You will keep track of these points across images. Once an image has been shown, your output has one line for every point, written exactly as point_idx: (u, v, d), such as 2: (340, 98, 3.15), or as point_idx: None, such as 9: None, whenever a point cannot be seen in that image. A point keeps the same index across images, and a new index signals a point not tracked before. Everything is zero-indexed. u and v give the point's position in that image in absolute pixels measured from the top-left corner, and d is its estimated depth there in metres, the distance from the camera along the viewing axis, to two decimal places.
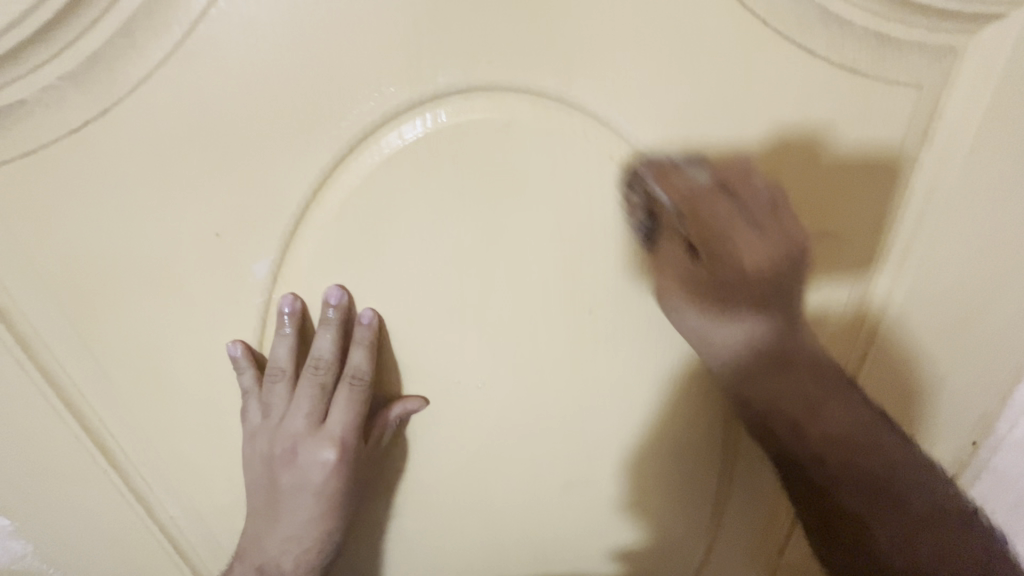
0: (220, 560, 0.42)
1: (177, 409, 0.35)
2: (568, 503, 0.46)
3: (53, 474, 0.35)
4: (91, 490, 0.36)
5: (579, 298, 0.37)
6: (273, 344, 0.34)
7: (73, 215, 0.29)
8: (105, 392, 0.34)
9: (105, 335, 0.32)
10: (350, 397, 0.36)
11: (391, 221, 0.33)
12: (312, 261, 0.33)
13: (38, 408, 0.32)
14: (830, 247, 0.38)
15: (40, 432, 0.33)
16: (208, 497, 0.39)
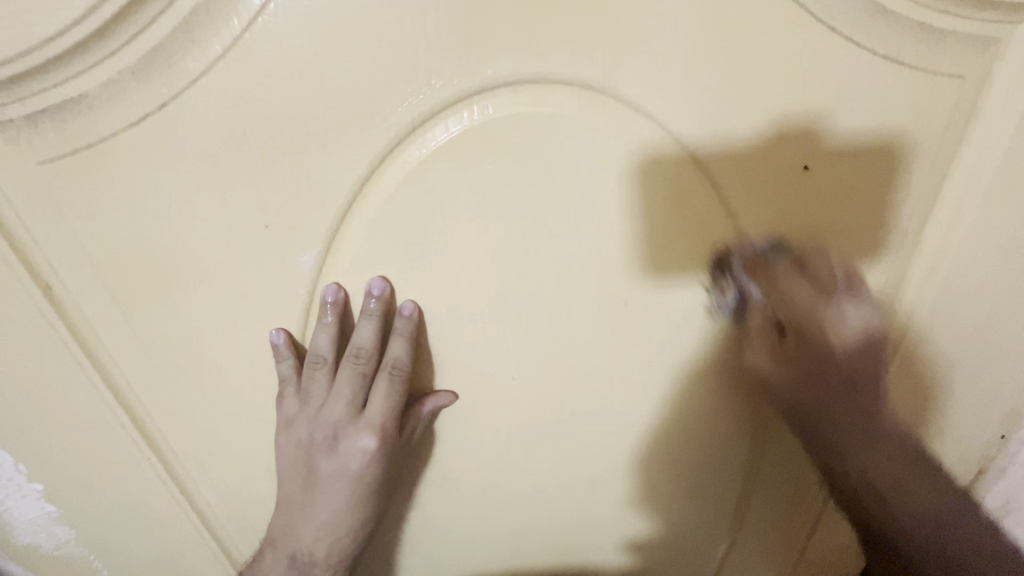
0: (250, 539, 0.46)
1: (225, 387, 0.38)
2: (598, 500, 0.45)
3: (98, 458, 0.39)
4: (130, 474, 0.40)
5: (618, 292, 0.36)
6: (315, 333, 0.35)
7: (132, 204, 0.31)
8: (164, 366, 0.36)
9: (162, 315, 0.34)
10: (389, 387, 0.36)
11: (435, 214, 0.33)
12: (357, 253, 0.33)
13: (89, 394, 0.36)
14: (852, 236, 0.36)
15: (90, 418, 0.37)
16: (242, 477, 0.42)
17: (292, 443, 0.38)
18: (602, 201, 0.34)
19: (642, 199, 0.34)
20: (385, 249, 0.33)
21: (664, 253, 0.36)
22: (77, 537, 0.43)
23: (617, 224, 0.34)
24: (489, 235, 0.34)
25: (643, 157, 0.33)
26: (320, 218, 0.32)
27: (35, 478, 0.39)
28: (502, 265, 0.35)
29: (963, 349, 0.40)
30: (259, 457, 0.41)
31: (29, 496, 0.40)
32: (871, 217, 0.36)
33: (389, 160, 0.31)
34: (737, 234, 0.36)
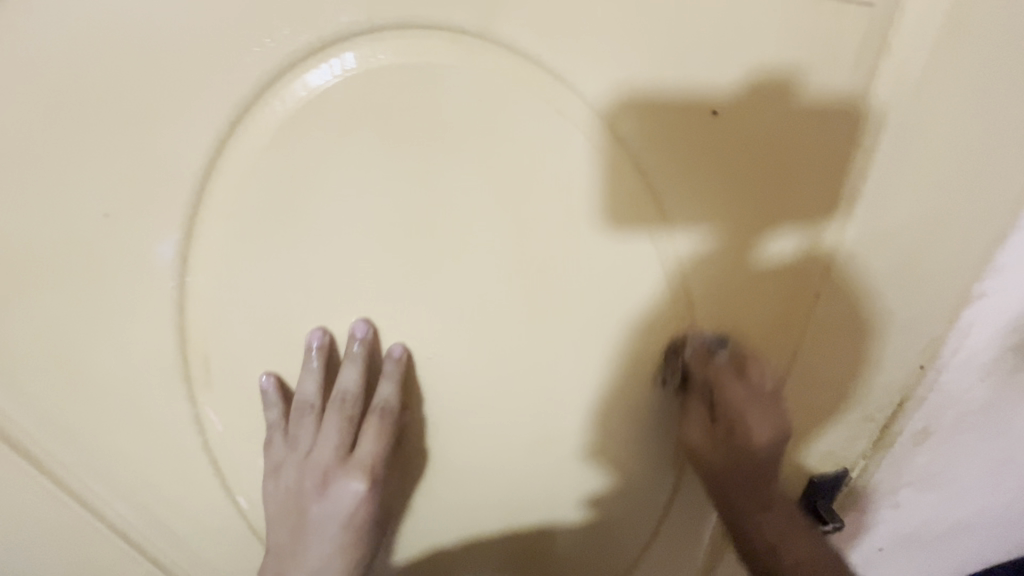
0: (173, 540, 0.43)
1: (104, 396, 0.34)
2: (534, 462, 0.44)
3: None
4: (21, 485, 0.37)
5: (524, 258, 0.34)
6: (303, 379, 0.36)
7: None
8: (18, 372, 0.32)
9: (12, 324, 0.30)
10: (379, 428, 0.37)
11: (308, 186, 0.29)
12: (225, 236, 0.30)
13: None
14: (783, 197, 0.35)
15: None
16: (151, 482, 0.39)
17: (283, 488, 0.40)
18: (492, 159, 0.30)
19: (543, 156, 0.31)
20: (250, 228, 0.30)
21: (576, 212, 0.33)
22: None
23: (512, 183, 0.31)
24: (368, 204, 0.30)
25: (536, 108, 0.30)
26: (168, 194, 0.28)
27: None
28: (388, 238, 0.31)
29: (886, 313, 0.38)
30: (157, 459, 0.38)
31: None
32: (794, 171, 0.34)
33: (239, 125, 0.27)
34: (650, 188, 0.33)
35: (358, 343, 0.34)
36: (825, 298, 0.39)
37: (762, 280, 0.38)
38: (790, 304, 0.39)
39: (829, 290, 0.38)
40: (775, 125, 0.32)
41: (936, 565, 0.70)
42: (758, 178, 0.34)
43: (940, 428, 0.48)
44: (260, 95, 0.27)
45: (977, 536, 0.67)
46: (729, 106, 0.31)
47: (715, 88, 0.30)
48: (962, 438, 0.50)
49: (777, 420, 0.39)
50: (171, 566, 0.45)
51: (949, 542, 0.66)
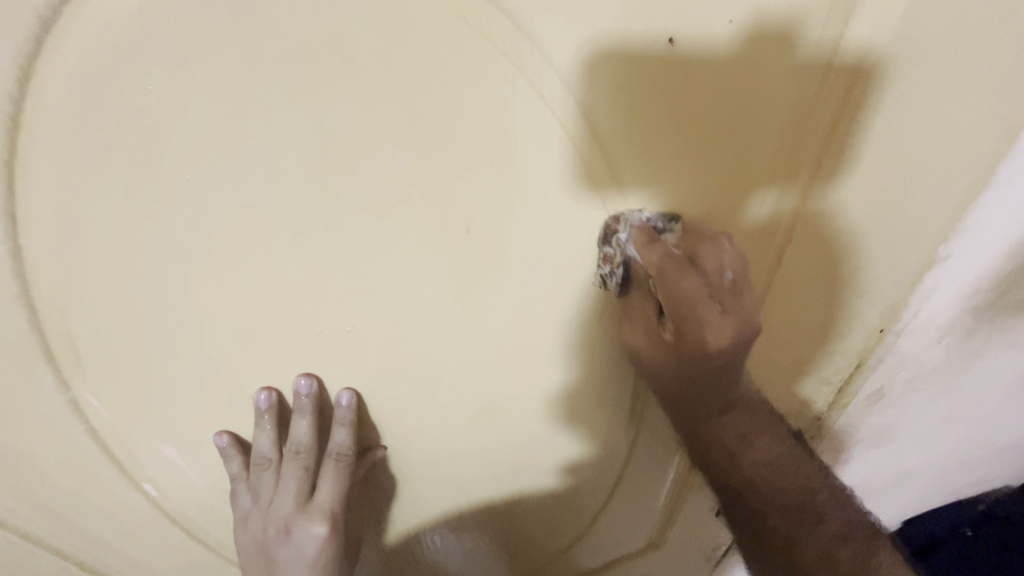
0: (84, 538, 0.40)
1: None
2: (479, 434, 0.42)
3: None
4: None
5: (448, 221, 0.30)
6: (257, 437, 0.38)
7: None
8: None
9: None
10: (336, 472, 0.41)
11: (164, 131, 0.25)
12: (63, 194, 0.25)
13: None
14: (747, 155, 0.30)
15: None
16: (39, 483, 0.35)
17: (250, 534, 0.43)
18: (397, 107, 0.26)
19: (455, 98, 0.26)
20: (106, 185, 0.25)
21: (506, 170, 0.29)
22: None
23: (426, 136, 0.27)
24: (256, 154, 0.26)
25: (438, 37, 0.25)
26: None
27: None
28: (283, 197, 0.27)
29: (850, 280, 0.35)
30: (37, 456, 0.34)
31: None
32: (767, 132, 0.29)
33: (47, 49, 0.22)
34: (595, 140, 0.29)
35: (306, 398, 0.35)
36: (787, 264, 0.35)
37: (731, 252, 0.34)
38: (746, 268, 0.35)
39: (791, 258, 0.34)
40: (752, 81, 0.27)
41: (877, 510, 0.72)
42: (729, 141, 0.30)
43: (890, 392, 0.47)
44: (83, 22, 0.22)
45: (919, 484, 0.69)
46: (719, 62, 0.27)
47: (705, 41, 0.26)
48: (913, 402, 0.50)
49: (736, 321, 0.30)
50: (80, 559, 0.42)
51: (892, 491, 0.68)
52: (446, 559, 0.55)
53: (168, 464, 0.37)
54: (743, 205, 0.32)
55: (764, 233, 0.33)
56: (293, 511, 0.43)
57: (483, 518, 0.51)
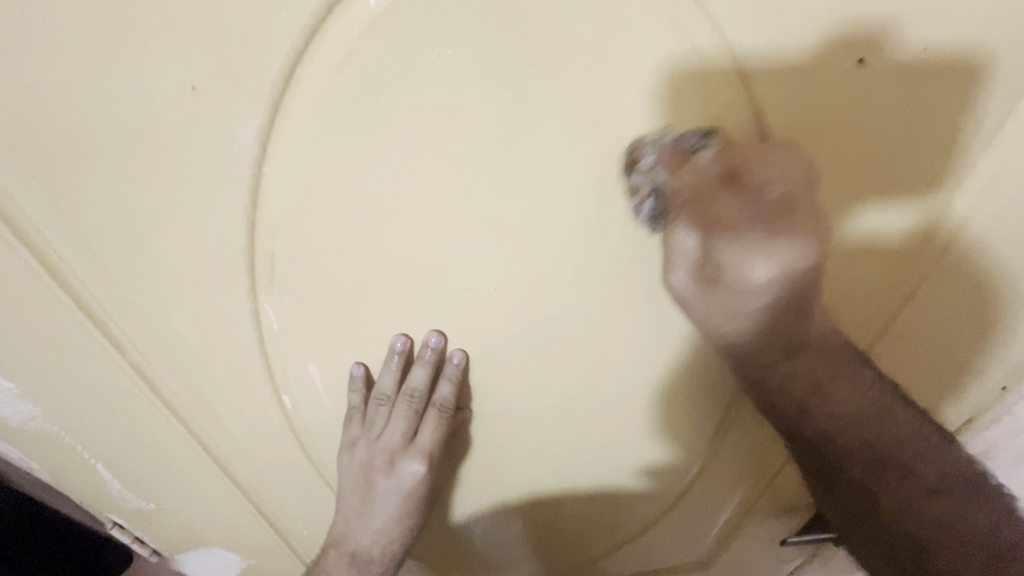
0: (224, 432, 0.46)
1: (171, 286, 0.35)
2: (573, 417, 0.44)
3: (51, 346, 0.37)
4: (83, 361, 0.38)
5: (609, 203, 0.33)
6: (382, 374, 0.43)
7: (44, 61, 0.26)
8: (102, 255, 0.33)
9: (93, 202, 0.30)
10: (437, 421, 0.45)
11: (398, 92, 0.29)
12: (304, 134, 0.29)
13: (33, 285, 0.33)
14: (876, 173, 0.32)
15: (37, 306, 0.35)
16: (205, 375, 0.41)
17: (356, 461, 0.49)
18: (594, 100, 0.30)
19: (644, 94, 0.29)
20: (339, 137, 0.30)
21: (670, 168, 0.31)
22: (44, 415, 0.43)
23: (608, 128, 0.30)
24: (462, 122, 0.30)
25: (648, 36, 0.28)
26: (260, 85, 0.27)
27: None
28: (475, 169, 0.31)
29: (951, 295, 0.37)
30: (215, 350, 0.39)
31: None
32: (873, 159, 0.31)
33: (333, 10, 0.26)
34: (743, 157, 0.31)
35: (432, 349, 0.40)
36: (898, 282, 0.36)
37: (851, 266, 0.36)
38: (855, 286, 0.37)
39: (903, 277, 0.36)
40: (872, 103, 0.29)
41: None
42: (859, 160, 0.31)
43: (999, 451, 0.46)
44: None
45: None
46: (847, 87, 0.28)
47: (826, 68, 0.28)
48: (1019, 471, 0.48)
49: (792, 242, 0.28)
50: (214, 450, 0.48)
51: None
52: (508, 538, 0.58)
53: (313, 378, 0.42)
54: (840, 227, 0.34)
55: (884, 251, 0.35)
56: (398, 447, 0.49)
57: (554, 504, 0.54)
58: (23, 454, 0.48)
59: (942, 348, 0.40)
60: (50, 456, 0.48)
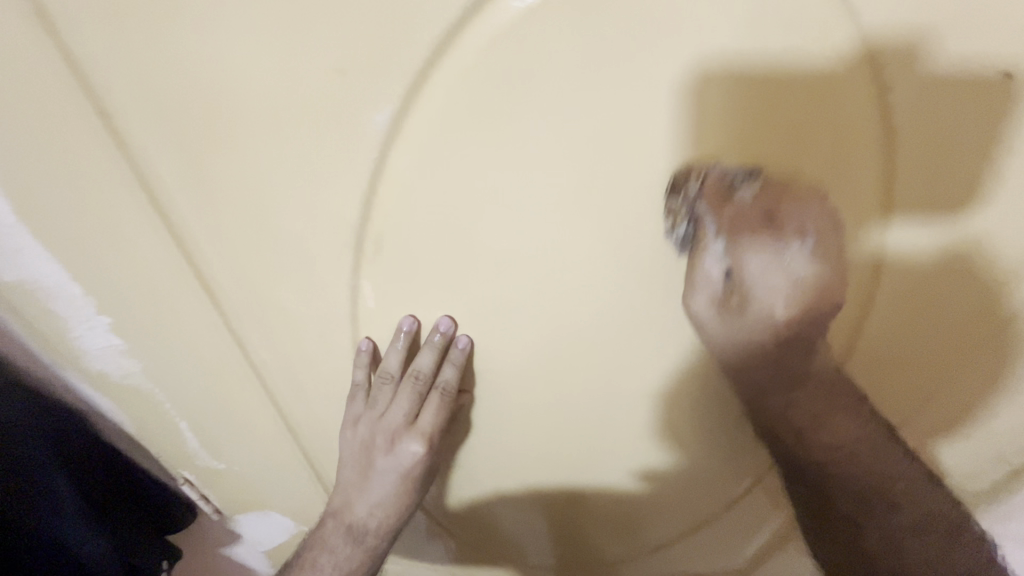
0: (302, 399, 0.49)
1: (279, 255, 0.37)
2: (630, 399, 0.47)
3: (162, 303, 0.40)
4: (188, 320, 0.41)
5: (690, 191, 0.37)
6: (389, 354, 0.46)
7: (208, 36, 0.28)
8: (225, 227, 0.35)
9: (223, 170, 0.33)
10: (438, 404, 0.48)
11: (522, 81, 0.32)
12: (432, 118, 0.32)
13: (157, 243, 0.36)
14: (874, 186, 0.40)
15: (156, 264, 0.37)
16: (294, 344, 0.43)
17: (357, 437, 0.52)
18: (684, 95, 0.34)
19: (725, 90, 0.35)
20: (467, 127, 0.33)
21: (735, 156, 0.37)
22: (142, 370, 0.46)
23: (694, 120, 0.35)
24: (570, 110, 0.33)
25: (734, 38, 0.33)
26: (401, 72, 0.30)
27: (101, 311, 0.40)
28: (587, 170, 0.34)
29: (927, 289, 0.46)
30: (307, 320, 0.41)
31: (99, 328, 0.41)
32: (919, 162, 0.39)
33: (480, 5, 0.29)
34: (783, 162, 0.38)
35: (442, 332, 0.43)
36: (887, 277, 0.45)
37: (850, 263, 0.43)
38: (855, 280, 0.44)
39: (890, 273, 0.44)
40: (880, 124, 0.37)
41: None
42: (861, 173, 0.39)
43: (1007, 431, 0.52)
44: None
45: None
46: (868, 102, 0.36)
47: (855, 83, 0.35)
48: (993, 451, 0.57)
49: (812, 263, 0.38)
50: (289, 416, 0.50)
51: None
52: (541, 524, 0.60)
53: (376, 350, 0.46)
54: (843, 227, 0.41)
55: (875, 252, 0.43)
56: (399, 428, 0.52)
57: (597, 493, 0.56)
58: (116, 407, 0.51)
59: (916, 337, 0.49)
60: (139, 411, 0.51)
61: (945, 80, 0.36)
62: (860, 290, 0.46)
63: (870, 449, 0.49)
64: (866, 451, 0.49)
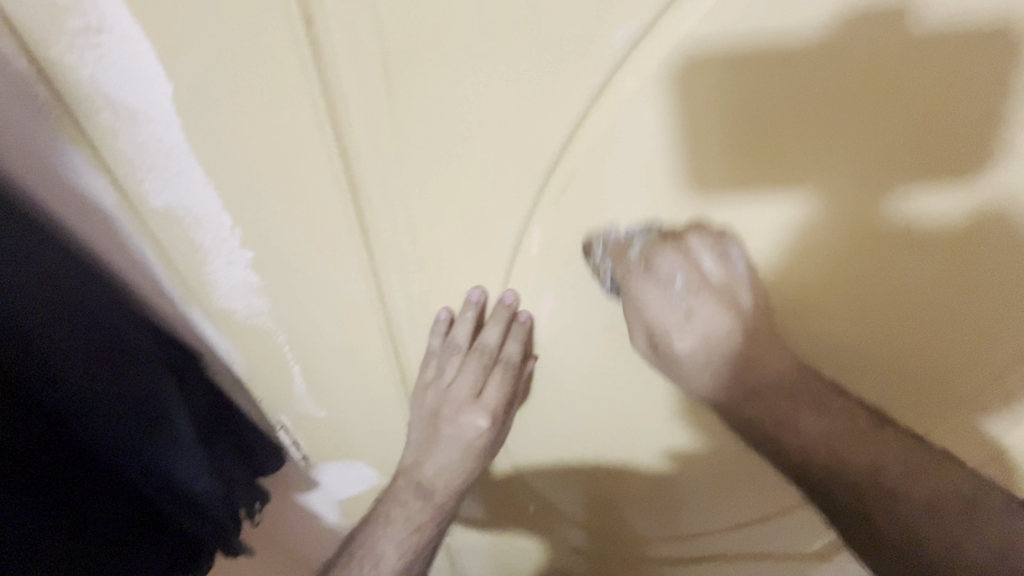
0: (383, 334, 0.66)
1: (366, 224, 0.53)
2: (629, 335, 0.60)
3: (269, 255, 0.57)
4: (290, 270, 0.58)
5: (742, 160, 0.45)
6: (458, 328, 0.64)
7: (412, 76, 0.42)
8: (392, 203, 0.51)
9: (385, 164, 0.48)
10: (502, 377, 0.66)
11: (554, 82, 0.42)
12: (533, 122, 0.44)
13: (322, 219, 0.53)
14: (907, 159, 0.42)
15: (295, 228, 0.54)
16: (373, 297, 0.61)
17: (429, 400, 0.71)
18: (688, 91, 0.42)
19: (803, 68, 0.39)
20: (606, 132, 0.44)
21: (790, 135, 0.43)
22: (267, 309, 0.63)
23: (776, 104, 0.41)
24: (581, 101, 0.42)
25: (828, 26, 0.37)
26: (535, 90, 0.42)
27: (244, 250, 0.57)
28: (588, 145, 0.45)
29: (935, 276, 0.48)
30: (383, 274, 0.58)
31: (238, 262, 0.58)
32: (943, 120, 0.40)
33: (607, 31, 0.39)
34: (801, 150, 0.43)
35: (508, 304, 0.59)
36: (889, 260, 0.47)
37: (854, 256, 0.48)
38: (896, 272, 0.48)
39: (898, 258, 0.47)
40: (886, 88, 0.39)
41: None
42: (920, 138, 0.41)
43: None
44: (638, 21, 0.38)
45: None
46: (827, 76, 0.39)
47: (813, 55, 0.38)
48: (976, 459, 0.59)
49: (787, 373, 0.52)
50: (372, 352, 0.68)
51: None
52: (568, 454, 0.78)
53: (460, 322, 0.63)
54: (862, 207, 0.45)
55: (947, 237, 0.45)
56: (464, 402, 0.69)
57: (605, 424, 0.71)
58: (236, 348, 0.69)
59: (938, 318, 0.50)
60: (258, 356, 0.69)
61: (937, 44, 0.37)
62: (880, 283, 0.49)
63: (853, 436, 0.51)
64: (846, 444, 0.51)
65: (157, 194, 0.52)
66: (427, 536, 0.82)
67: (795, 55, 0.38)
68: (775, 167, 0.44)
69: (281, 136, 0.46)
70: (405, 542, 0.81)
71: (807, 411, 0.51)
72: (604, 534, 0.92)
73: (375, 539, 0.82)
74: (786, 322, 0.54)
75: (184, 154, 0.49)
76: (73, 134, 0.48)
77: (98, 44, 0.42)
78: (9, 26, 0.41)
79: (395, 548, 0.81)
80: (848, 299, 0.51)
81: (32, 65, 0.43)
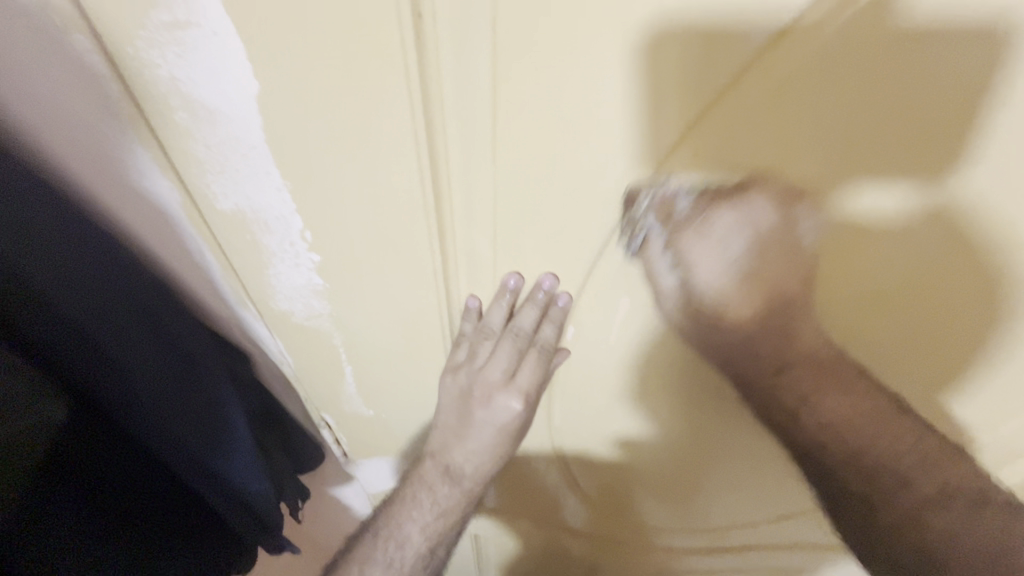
0: (437, 336, 0.68)
1: (441, 240, 0.54)
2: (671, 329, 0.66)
3: (335, 262, 0.57)
4: (355, 278, 0.59)
5: (796, 190, 0.48)
6: (493, 310, 0.64)
7: (499, 119, 0.44)
8: (468, 220, 0.54)
9: (465, 189, 0.50)
10: (537, 359, 0.66)
11: (649, 115, 0.43)
12: (615, 155, 0.47)
13: (397, 234, 0.53)
14: (882, 178, 0.46)
15: (368, 241, 0.54)
16: (435, 303, 0.62)
17: (457, 385, 0.71)
18: (760, 139, 0.45)
19: (810, 113, 0.43)
20: (692, 159, 0.47)
21: (823, 170, 0.46)
22: (326, 310, 0.63)
23: (794, 144, 0.45)
24: (668, 132, 0.45)
25: (823, 81, 0.40)
26: (626, 123, 0.44)
27: (311, 253, 0.56)
28: (694, 147, 0.46)
29: (894, 261, 0.53)
30: (448, 282, 0.60)
31: (304, 265, 0.57)
32: (916, 147, 0.43)
33: (705, 80, 0.41)
34: (796, 174, 0.47)
35: (545, 289, 0.60)
36: (855, 250, 0.53)
37: (828, 246, 0.53)
38: (860, 259, 0.54)
39: (863, 249, 0.53)
40: (862, 121, 0.42)
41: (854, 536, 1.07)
42: (898, 162, 0.44)
43: (959, 355, 0.62)
44: (736, 77, 0.41)
45: None
46: (804, 106, 0.42)
47: (795, 95, 0.41)
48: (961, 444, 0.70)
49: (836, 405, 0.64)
50: (424, 351, 0.70)
51: None
52: (599, 429, 0.89)
53: (496, 305, 0.63)
54: (838, 208, 0.49)
55: (905, 227, 0.50)
56: (495, 386, 0.69)
57: (632, 404, 0.81)
58: (286, 349, 0.70)
59: (895, 294, 0.57)
60: (310, 356, 0.70)
61: (935, 53, 0.37)
62: (849, 254, 0.53)
63: (881, 428, 0.64)
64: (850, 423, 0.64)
65: (226, 196, 0.50)
66: (455, 521, 0.82)
67: (776, 97, 0.42)
68: (795, 192, 0.48)
69: (369, 162, 0.47)
70: (431, 525, 0.80)
71: (830, 392, 0.63)
72: (614, 506, 1.09)
73: (401, 520, 0.80)
74: (779, 308, 0.61)
75: (261, 157, 0.47)
76: (143, 134, 0.45)
77: (182, 41, 0.38)
78: (85, 19, 0.37)
79: (421, 531, 0.80)
80: (802, 279, 0.57)
81: (108, 61, 0.40)
